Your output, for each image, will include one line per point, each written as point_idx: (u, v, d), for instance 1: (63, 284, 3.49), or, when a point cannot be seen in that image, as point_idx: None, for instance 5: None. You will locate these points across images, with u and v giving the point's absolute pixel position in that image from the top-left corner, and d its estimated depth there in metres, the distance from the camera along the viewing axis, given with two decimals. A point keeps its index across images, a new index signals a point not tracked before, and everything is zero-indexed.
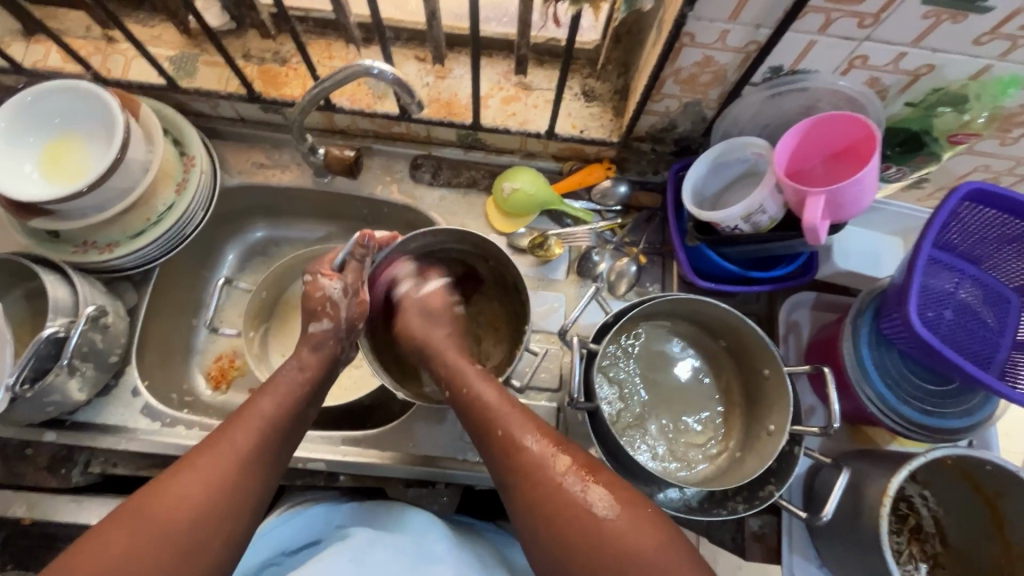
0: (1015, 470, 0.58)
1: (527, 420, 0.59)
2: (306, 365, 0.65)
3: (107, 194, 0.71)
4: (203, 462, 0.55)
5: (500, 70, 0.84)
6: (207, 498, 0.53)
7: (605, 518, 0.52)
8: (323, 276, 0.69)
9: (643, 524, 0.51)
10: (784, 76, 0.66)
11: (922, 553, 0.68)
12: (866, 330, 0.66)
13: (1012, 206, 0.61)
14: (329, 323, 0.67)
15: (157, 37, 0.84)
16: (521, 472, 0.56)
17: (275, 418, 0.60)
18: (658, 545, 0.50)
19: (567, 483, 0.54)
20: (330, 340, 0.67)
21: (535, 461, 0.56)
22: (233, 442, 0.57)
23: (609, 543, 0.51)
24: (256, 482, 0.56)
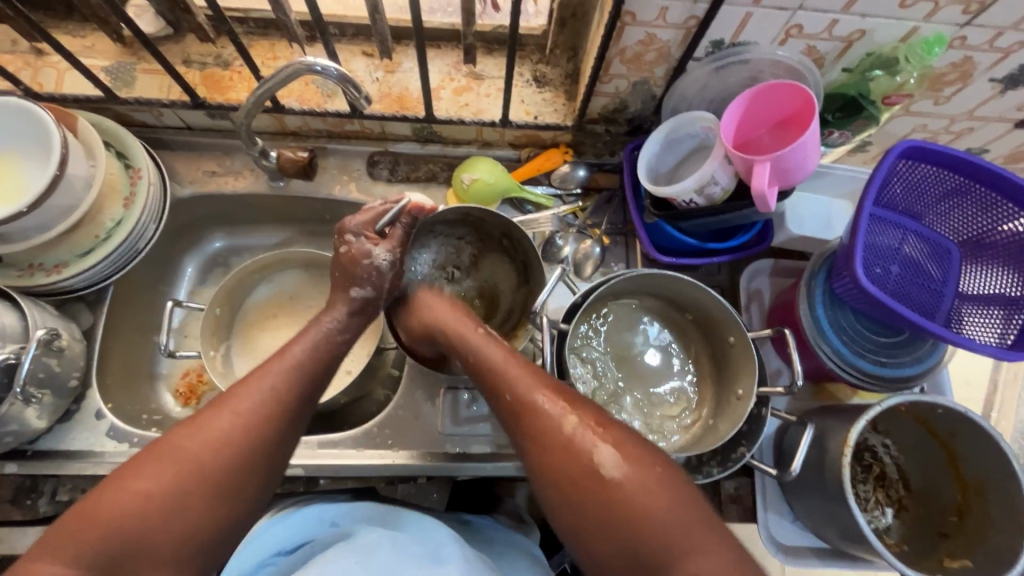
0: (965, 411, 0.61)
1: (538, 378, 0.58)
2: (348, 328, 0.66)
3: (50, 213, 0.68)
4: (232, 422, 0.53)
5: (449, 61, 0.84)
6: (235, 463, 0.52)
7: (612, 476, 0.50)
8: (368, 241, 0.68)
9: (657, 479, 0.50)
10: (726, 49, 0.68)
11: (887, 499, 0.71)
12: (820, 291, 0.68)
13: (946, 160, 0.63)
14: (372, 293, 0.68)
15: (90, 47, 0.80)
16: (532, 428, 0.54)
17: (306, 363, 0.60)
18: (670, 502, 0.49)
19: (578, 440, 0.52)
20: (368, 306, 0.68)
21: (547, 421, 0.54)
22: (268, 403, 0.55)
23: (621, 501, 0.49)
24: (283, 441, 0.56)
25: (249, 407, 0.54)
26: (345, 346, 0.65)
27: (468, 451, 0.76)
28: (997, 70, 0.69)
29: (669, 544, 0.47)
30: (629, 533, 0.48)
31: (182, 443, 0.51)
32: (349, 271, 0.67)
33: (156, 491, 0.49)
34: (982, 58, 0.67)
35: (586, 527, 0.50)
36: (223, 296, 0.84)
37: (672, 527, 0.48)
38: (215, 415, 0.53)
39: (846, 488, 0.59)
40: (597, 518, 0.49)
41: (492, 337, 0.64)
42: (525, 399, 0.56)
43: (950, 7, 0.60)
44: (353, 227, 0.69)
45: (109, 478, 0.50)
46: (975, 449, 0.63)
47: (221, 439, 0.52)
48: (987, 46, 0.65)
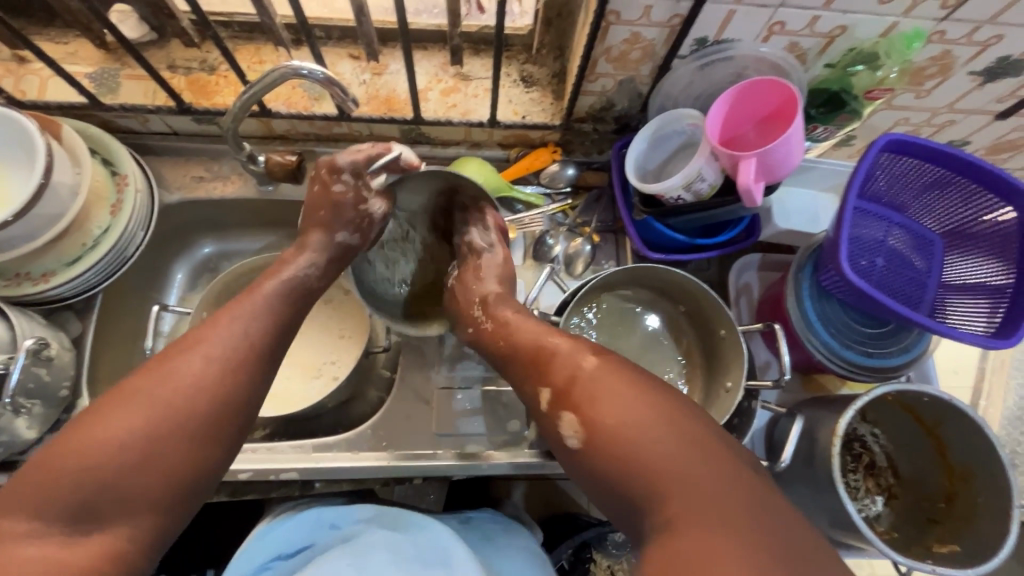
0: (949, 399, 0.62)
1: (550, 332, 0.61)
2: (325, 276, 0.68)
3: (36, 222, 0.68)
4: (204, 366, 0.53)
5: (436, 62, 0.84)
6: (208, 407, 0.51)
7: (593, 424, 0.51)
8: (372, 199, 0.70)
9: (644, 414, 0.49)
10: (710, 46, 0.68)
11: (877, 487, 0.73)
12: (807, 284, 0.69)
13: (927, 154, 0.65)
14: (356, 240, 0.70)
15: (73, 54, 0.80)
16: (538, 381, 0.58)
17: (274, 310, 0.60)
18: (657, 438, 0.48)
19: (570, 392, 0.54)
20: (351, 253, 0.70)
21: (553, 375, 0.56)
22: (241, 348, 0.55)
23: (610, 443, 0.49)
24: (255, 392, 0.55)
25: (221, 351, 0.54)
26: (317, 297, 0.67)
27: (463, 450, 0.76)
28: (976, 63, 0.70)
29: (653, 482, 0.46)
30: (619, 472, 0.48)
31: (149, 387, 0.50)
32: (337, 212, 0.69)
33: (128, 437, 0.48)
34: (961, 51, 0.68)
35: (583, 471, 0.52)
36: (212, 300, 0.83)
37: (659, 463, 0.47)
38: (180, 358, 0.53)
39: (835, 478, 0.60)
40: (589, 462, 0.51)
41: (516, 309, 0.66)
42: (536, 350, 0.59)
43: (928, 2, 0.61)
44: (343, 161, 0.69)
45: (74, 424, 0.49)
46: (959, 437, 0.64)
47: (191, 383, 0.51)
48: (965, 40, 0.66)
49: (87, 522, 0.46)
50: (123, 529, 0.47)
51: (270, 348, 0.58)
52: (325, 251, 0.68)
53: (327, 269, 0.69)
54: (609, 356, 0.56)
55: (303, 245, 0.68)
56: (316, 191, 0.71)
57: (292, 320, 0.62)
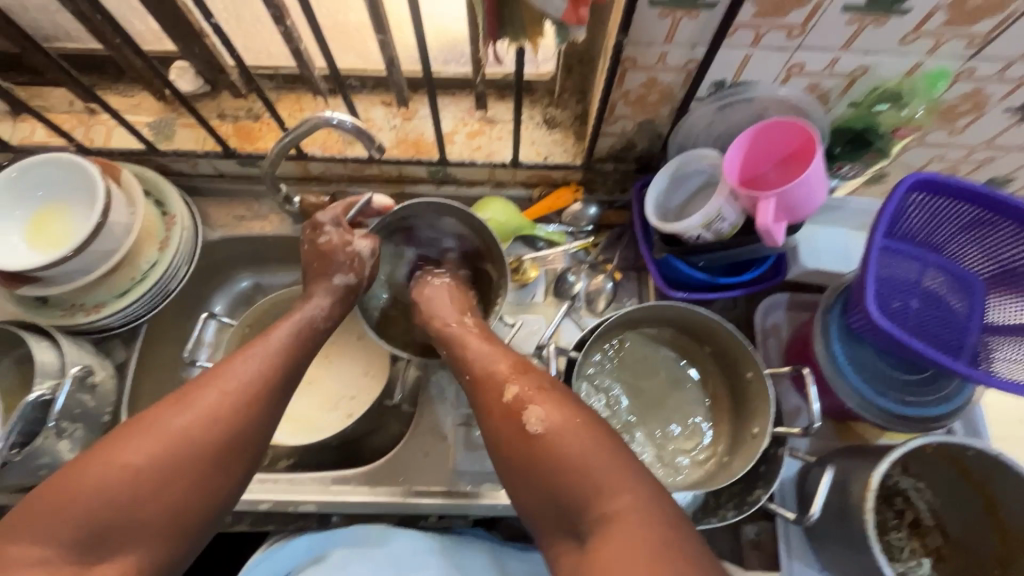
0: (998, 454, 0.57)
1: (503, 356, 0.64)
2: (332, 314, 0.71)
3: (92, 257, 0.74)
4: (220, 399, 0.56)
5: (463, 107, 0.87)
6: (222, 433, 0.54)
7: (552, 423, 0.54)
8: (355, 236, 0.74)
9: (583, 431, 0.53)
10: (728, 88, 0.69)
11: (924, 548, 0.67)
12: (836, 326, 0.66)
13: (959, 193, 0.62)
14: (354, 280, 0.73)
15: (137, 105, 0.88)
16: (491, 391, 0.60)
17: (289, 346, 0.63)
18: (602, 451, 0.52)
19: (516, 403, 0.57)
20: (350, 293, 0.73)
21: (498, 381, 0.60)
22: (254, 381, 0.58)
23: (547, 442, 0.53)
24: (265, 422, 0.58)
25: (234, 386, 0.57)
26: (325, 334, 0.69)
27: (479, 488, 0.75)
28: (1012, 100, 0.68)
29: (593, 485, 0.51)
30: (558, 474, 0.52)
31: (165, 417, 0.54)
32: (330, 261, 0.72)
33: (144, 465, 0.51)
34: (994, 89, 0.67)
35: (523, 468, 0.54)
36: None
37: (596, 474, 0.51)
38: (197, 389, 0.56)
39: (869, 534, 0.56)
40: (533, 461, 0.54)
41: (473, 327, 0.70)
42: (489, 369, 0.62)
43: (954, 41, 0.60)
44: (327, 218, 0.74)
45: (90, 451, 0.52)
46: (1012, 495, 0.59)
47: (204, 415, 0.54)
48: (997, 78, 0.65)
49: (99, 548, 0.49)
50: (132, 556, 0.50)
51: (280, 380, 0.60)
52: (329, 296, 0.71)
53: (332, 308, 0.71)
54: (556, 385, 0.58)
55: (308, 294, 0.72)
56: (307, 250, 0.75)
57: (304, 362, 0.65)
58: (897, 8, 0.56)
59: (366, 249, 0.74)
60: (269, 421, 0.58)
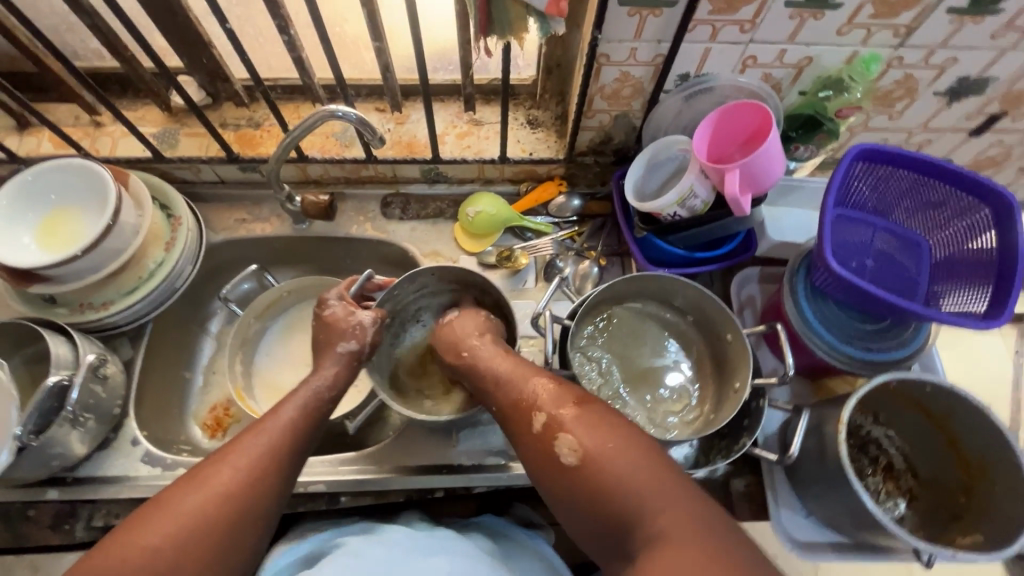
0: (951, 386, 0.63)
1: (528, 379, 0.64)
2: (335, 385, 0.71)
3: (103, 255, 0.77)
4: (237, 468, 0.58)
5: (452, 111, 0.94)
6: (243, 506, 0.57)
7: (589, 445, 0.55)
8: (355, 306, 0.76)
9: (618, 449, 0.54)
10: (691, 80, 0.77)
11: (898, 490, 0.72)
12: (802, 286, 0.72)
13: (898, 161, 0.70)
14: (357, 347, 0.73)
15: (141, 117, 0.92)
16: (522, 418, 0.61)
17: (298, 417, 0.65)
18: (640, 471, 0.53)
19: (547, 430, 0.58)
20: (353, 363, 0.73)
21: (528, 408, 0.61)
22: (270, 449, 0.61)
23: (583, 465, 0.55)
24: (280, 485, 0.60)
25: (246, 465, 0.59)
26: (332, 403, 0.70)
27: (483, 463, 0.78)
28: (938, 84, 0.78)
29: (639, 505, 0.52)
30: (598, 494, 0.53)
31: (179, 500, 0.56)
32: (335, 332, 0.73)
33: (167, 538, 0.53)
34: (922, 74, 0.76)
35: (562, 494, 0.56)
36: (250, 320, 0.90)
37: (638, 495, 0.52)
38: (210, 472, 0.58)
39: (846, 468, 0.61)
40: (574, 486, 0.55)
41: (496, 348, 0.70)
42: (518, 396, 0.62)
43: (881, 32, 0.69)
44: (332, 295, 0.77)
45: (117, 533, 0.54)
46: (966, 426, 0.65)
47: (219, 492, 0.56)
48: (922, 64, 0.74)
49: None
50: None
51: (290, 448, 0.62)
52: (335, 365, 0.72)
53: (336, 376, 0.71)
54: (586, 401, 0.59)
55: (317, 365, 0.72)
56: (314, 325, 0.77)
57: (314, 429, 0.67)
58: (830, 3, 0.65)
59: (369, 318, 0.75)
60: (284, 482, 0.60)
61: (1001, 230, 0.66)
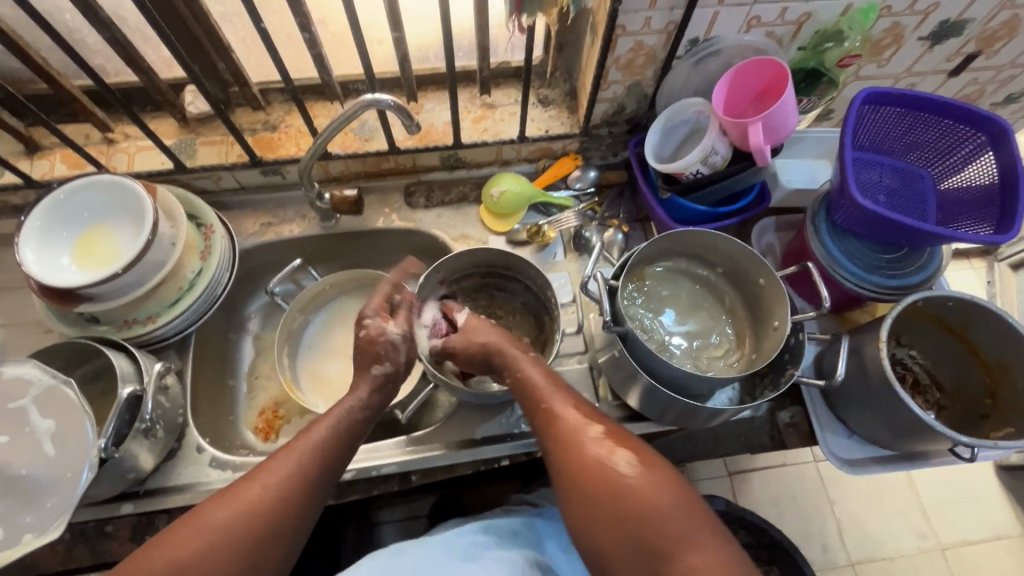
0: (972, 298, 0.69)
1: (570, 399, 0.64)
2: (369, 405, 0.69)
3: (146, 268, 0.77)
4: (265, 497, 0.56)
5: (466, 96, 0.96)
6: (281, 526, 0.55)
7: (635, 474, 0.54)
8: (382, 323, 0.74)
9: (664, 479, 0.55)
10: (701, 44, 0.81)
11: (927, 403, 0.78)
12: (825, 226, 0.78)
13: (902, 101, 0.76)
14: (392, 368, 0.72)
15: (155, 130, 0.91)
16: (561, 437, 0.60)
17: (329, 444, 0.63)
18: (676, 504, 0.53)
19: (594, 448, 0.58)
20: (387, 387, 0.72)
21: (569, 427, 0.60)
22: (296, 484, 0.58)
23: (619, 489, 0.54)
24: (301, 526, 0.57)
25: (269, 500, 0.56)
26: (364, 426, 0.68)
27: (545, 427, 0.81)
28: (921, 30, 0.84)
29: (675, 538, 0.51)
30: (625, 521, 0.53)
31: (209, 515, 0.54)
32: (371, 349, 0.72)
33: (187, 561, 0.51)
34: (908, 21, 0.82)
35: (593, 513, 0.55)
36: (283, 335, 0.92)
37: (673, 533, 0.52)
38: (246, 487, 0.56)
39: (891, 381, 0.67)
40: (609, 511, 0.54)
41: (535, 364, 0.69)
42: (560, 412, 0.62)
43: None
44: (369, 311, 0.76)
45: (154, 539, 0.52)
46: (986, 331, 0.72)
47: (246, 510, 0.55)
48: (910, 11, 0.80)
49: None
50: None
51: (317, 486, 0.60)
52: (368, 386, 0.70)
53: (370, 399, 0.70)
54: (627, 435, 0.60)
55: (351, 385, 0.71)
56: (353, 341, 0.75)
57: (342, 461, 0.64)
58: None
59: (400, 334, 0.74)
60: (305, 521, 0.58)
61: (997, 152, 0.73)
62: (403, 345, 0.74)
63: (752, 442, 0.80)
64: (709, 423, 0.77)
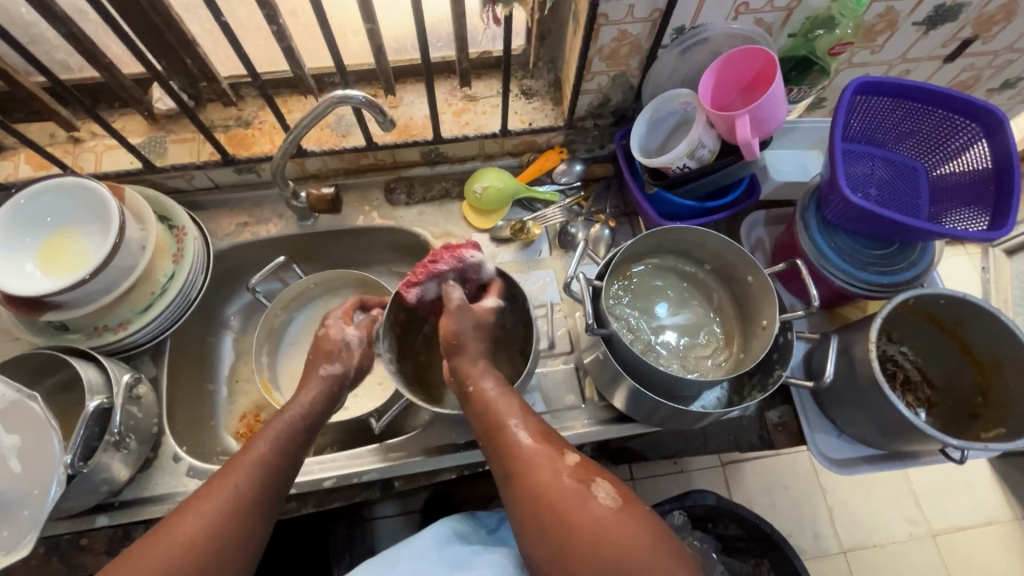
0: (964, 296, 0.68)
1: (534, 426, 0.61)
2: (310, 414, 0.67)
3: (114, 273, 0.74)
4: (205, 529, 0.53)
5: (446, 89, 0.93)
6: (224, 552, 0.54)
7: (606, 506, 0.52)
8: (341, 323, 0.74)
9: (630, 512, 0.52)
10: (687, 33, 0.78)
11: (918, 400, 0.77)
12: (814, 221, 0.76)
13: (894, 91, 0.73)
14: (341, 370, 0.71)
15: (123, 128, 0.88)
16: (525, 466, 0.57)
17: (272, 464, 0.60)
18: (643, 537, 0.51)
19: (561, 479, 0.55)
20: (335, 387, 0.70)
21: (534, 457, 0.57)
22: (238, 510, 0.56)
23: (587, 520, 0.52)
24: (247, 551, 0.56)
25: (210, 529, 0.54)
26: (308, 438, 0.66)
27: None
28: (916, 15, 0.80)
29: (642, 571, 0.49)
30: (594, 556, 0.50)
31: (145, 552, 0.51)
32: (324, 349, 0.72)
33: None
34: (903, 6, 0.79)
35: (560, 550, 0.52)
36: (260, 340, 0.90)
37: (642, 563, 0.49)
38: (180, 520, 0.54)
39: (881, 383, 0.65)
40: (576, 545, 0.51)
41: (500, 383, 0.66)
42: (523, 440, 0.59)
43: None
44: (332, 314, 0.76)
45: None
46: (979, 329, 0.70)
47: (185, 543, 0.52)
48: None
49: None
50: None
51: (261, 509, 0.58)
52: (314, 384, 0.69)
53: (314, 402, 0.68)
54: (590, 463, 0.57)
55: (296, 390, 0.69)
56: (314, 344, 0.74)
57: (288, 478, 0.62)
58: None
59: (356, 338, 0.73)
60: (251, 547, 0.56)
61: (993, 142, 0.71)
62: (356, 348, 0.73)
63: (741, 442, 0.79)
64: (695, 425, 0.75)
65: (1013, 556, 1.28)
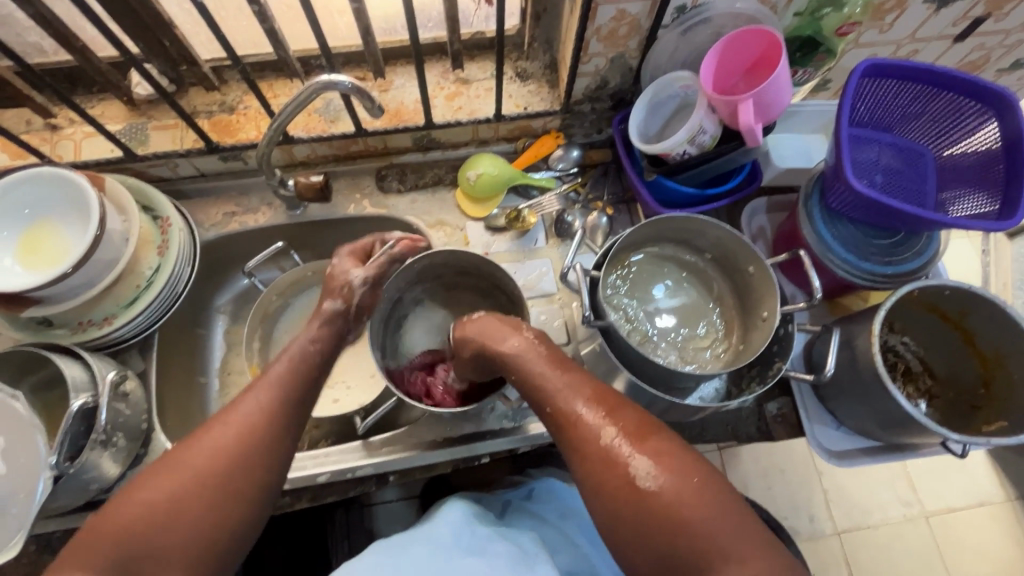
0: (969, 286, 0.66)
1: (584, 385, 0.58)
2: (294, 376, 0.62)
3: (97, 267, 0.72)
4: (165, 497, 0.50)
5: (437, 72, 0.90)
6: (194, 523, 0.50)
7: (662, 481, 0.49)
8: (347, 263, 0.73)
9: (694, 484, 0.49)
10: (688, 12, 0.75)
11: (918, 391, 0.76)
12: (818, 211, 0.74)
13: (902, 74, 0.71)
14: (343, 305, 0.70)
15: (101, 114, 0.84)
16: (576, 436, 0.54)
17: (245, 427, 0.55)
18: (713, 511, 0.47)
19: (616, 450, 0.52)
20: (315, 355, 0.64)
21: (582, 429, 0.54)
22: (204, 479, 0.52)
23: (647, 500, 0.49)
24: (214, 520, 0.51)
25: (170, 497, 0.50)
26: (293, 401, 0.60)
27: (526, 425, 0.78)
28: None
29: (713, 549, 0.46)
30: (655, 530, 0.48)
31: (114, 514, 0.50)
32: (332, 280, 0.72)
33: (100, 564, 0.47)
34: None
35: (626, 529, 0.49)
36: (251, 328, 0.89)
37: (709, 533, 0.47)
38: (142, 487, 0.51)
39: (884, 376, 0.64)
40: (640, 517, 0.49)
41: (539, 354, 0.62)
42: (570, 409, 0.56)
43: None
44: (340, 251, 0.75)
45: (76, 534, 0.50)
46: (985, 321, 0.68)
47: (145, 512, 0.50)
48: None
49: None
50: None
51: (234, 476, 0.53)
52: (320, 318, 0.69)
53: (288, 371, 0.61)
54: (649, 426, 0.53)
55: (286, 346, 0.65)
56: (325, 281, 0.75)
57: (270, 436, 0.56)
58: None
59: (362, 278, 0.72)
60: (222, 516, 0.52)
61: (1003, 127, 0.68)
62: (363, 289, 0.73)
63: (739, 435, 0.78)
64: (693, 417, 0.74)
65: (1005, 537, 1.29)
